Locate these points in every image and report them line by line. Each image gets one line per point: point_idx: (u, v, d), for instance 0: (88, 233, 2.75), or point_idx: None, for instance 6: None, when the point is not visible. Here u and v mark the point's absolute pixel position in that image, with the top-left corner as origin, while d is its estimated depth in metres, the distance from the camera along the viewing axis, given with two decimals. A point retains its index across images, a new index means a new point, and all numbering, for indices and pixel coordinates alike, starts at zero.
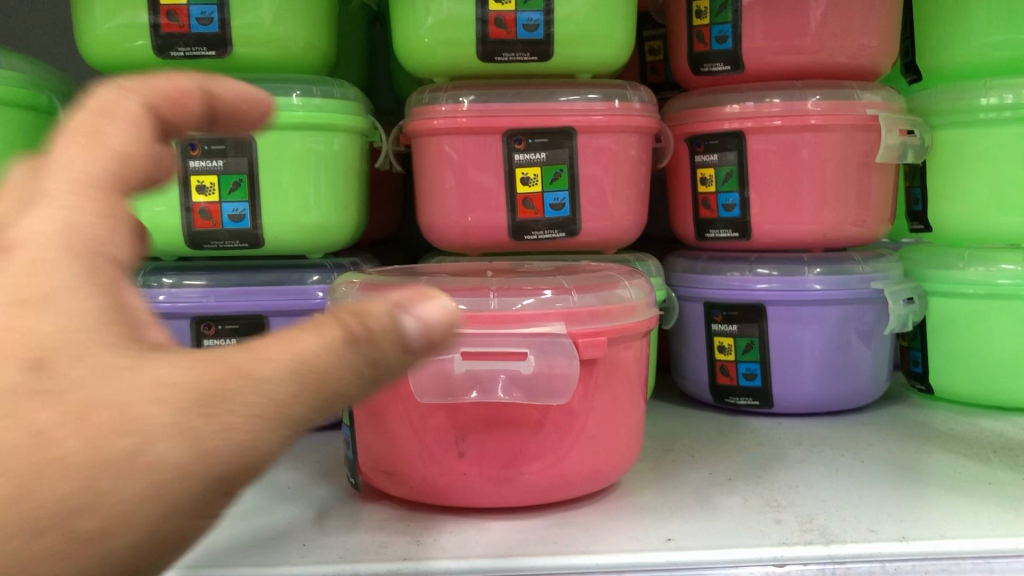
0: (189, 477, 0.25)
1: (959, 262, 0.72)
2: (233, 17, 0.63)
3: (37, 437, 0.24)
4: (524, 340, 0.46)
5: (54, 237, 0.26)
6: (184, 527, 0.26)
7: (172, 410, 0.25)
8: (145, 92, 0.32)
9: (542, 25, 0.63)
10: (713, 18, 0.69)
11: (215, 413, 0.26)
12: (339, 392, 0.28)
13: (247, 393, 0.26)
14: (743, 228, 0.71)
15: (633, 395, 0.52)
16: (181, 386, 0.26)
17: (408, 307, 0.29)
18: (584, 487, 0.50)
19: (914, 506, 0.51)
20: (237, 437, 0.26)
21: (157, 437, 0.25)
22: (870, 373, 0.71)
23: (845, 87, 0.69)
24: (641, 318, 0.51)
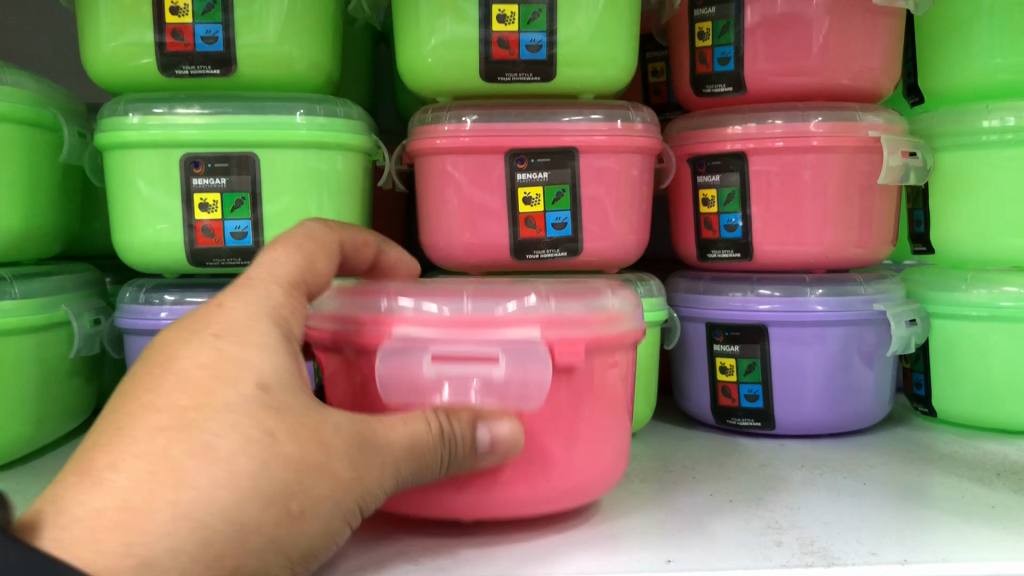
0: (348, 499, 0.40)
1: (962, 284, 0.72)
2: (238, 36, 0.63)
3: (268, 436, 0.38)
4: (498, 344, 0.45)
5: (271, 313, 0.43)
6: (337, 532, 0.41)
7: (347, 443, 0.40)
8: (325, 237, 0.50)
9: (545, 45, 0.64)
10: (715, 40, 0.69)
11: (366, 455, 0.41)
12: (436, 462, 0.43)
13: (385, 450, 0.42)
14: (745, 249, 0.71)
15: (616, 410, 0.50)
16: (347, 430, 0.41)
17: (491, 424, 0.44)
18: (562, 503, 0.49)
19: (916, 529, 0.50)
20: (375, 476, 0.41)
21: (336, 457, 0.40)
22: (872, 396, 0.71)
23: (848, 108, 0.69)
24: (622, 325, 0.49)
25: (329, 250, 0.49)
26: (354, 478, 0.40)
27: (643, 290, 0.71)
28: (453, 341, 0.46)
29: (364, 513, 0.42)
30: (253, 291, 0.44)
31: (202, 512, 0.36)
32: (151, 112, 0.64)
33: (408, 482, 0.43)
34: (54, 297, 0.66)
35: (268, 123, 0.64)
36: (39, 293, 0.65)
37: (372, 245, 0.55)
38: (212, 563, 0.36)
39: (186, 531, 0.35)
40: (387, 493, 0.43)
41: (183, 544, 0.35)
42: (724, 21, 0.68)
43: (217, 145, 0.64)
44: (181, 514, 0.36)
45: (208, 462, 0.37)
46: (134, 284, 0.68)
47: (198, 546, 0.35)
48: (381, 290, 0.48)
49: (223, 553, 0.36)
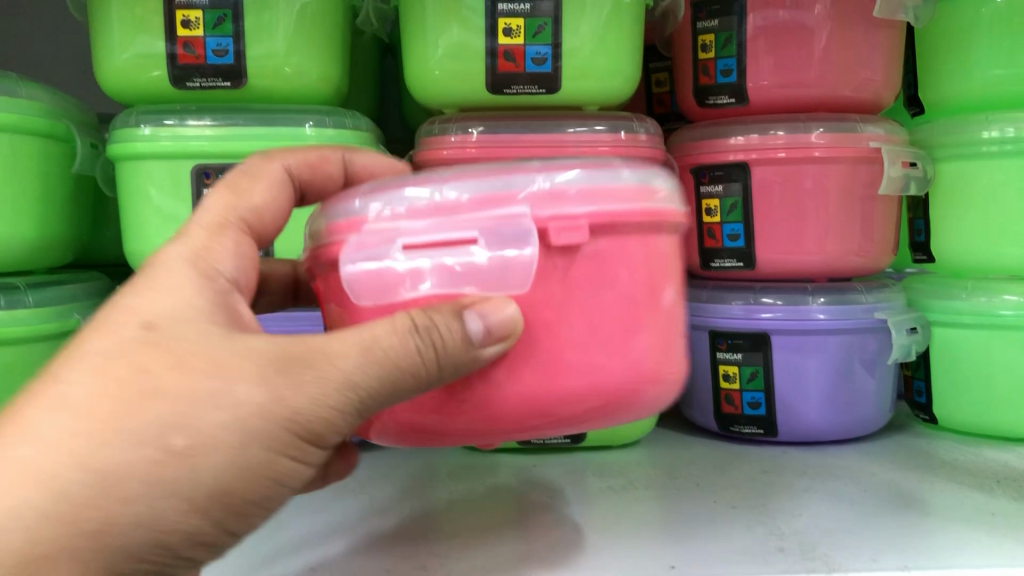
0: (272, 422, 0.38)
1: (962, 293, 0.73)
2: (248, 48, 0.64)
3: (143, 381, 0.37)
4: (474, 226, 0.39)
5: (179, 256, 0.42)
6: (269, 463, 0.39)
7: (258, 369, 0.38)
8: (261, 172, 0.49)
9: (551, 58, 0.65)
10: (718, 52, 0.70)
11: (291, 374, 0.38)
12: (400, 373, 0.38)
13: (316, 364, 0.38)
14: (748, 257, 0.71)
15: (650, 311, 0.41)
16: (265, 352, 0.38)
17: (480, 310, 0.37)
18: (596, 411, 0.41)
19: (917, 535, 0.51)
20: (309, 396, 0.38)
21: (238, 382, 0.37)
22: (874, 403, 0.72)
23: (848, 120, 0.70)
24: (654, 203, 0.41)
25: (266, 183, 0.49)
26: (276, 397, 0.38)
27: None
28: (432, 228, 0.40)
29: (307, 445, 0.40)
30: (180, 236, 0.44)
31: (51, 464, 0.36)
32: (162, 123, 0.65)
33: (378, 403, 0.40)
34: (68, 305, 0.67)
35: (277, 134, 0.65)
36: (53, 301, 0.66)
37: (334, 157, 0.54)
38: (69, 516, 0.36)
39: (31, 484, 0.36)
40: (347, 413, 0.39)
41: (33, 501, 0.36)
42: (727, 34, 0.69)
43: (227, 156, 0.65)
44: (32, 467, 0.36)
45: (61, 413, 0.37)
46: None
47: (48, 498, 0.36)
48: (368, 188, 0.43)
49: (83, 505, 0.36)
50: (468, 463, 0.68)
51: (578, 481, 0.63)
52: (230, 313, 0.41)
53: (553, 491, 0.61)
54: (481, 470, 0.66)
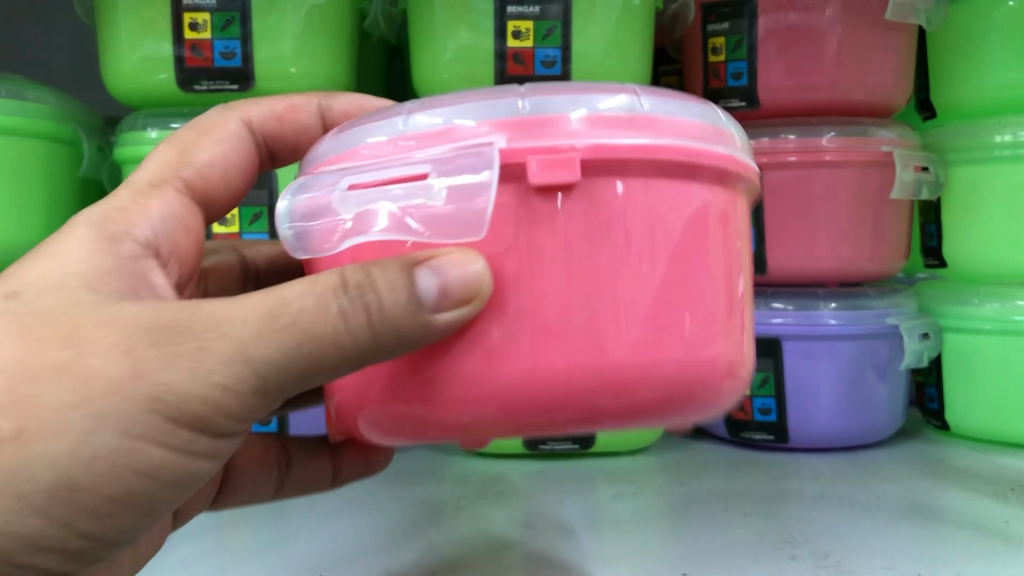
0: (130, 403, 0.32)
1: (974, 298, 0.72)
2: (256, 51, 0.64)
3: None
4: (428, 160, 0.30)
5: (104, 215, 0.41)
6: (129, 452, 0.33)
7: (116, 340, 0.32)
8: (210, 131, 0.49)
9: (560, 61, 0.64)
10: (729, 54, 0.69)
11: (172, 343, 0.32)
12: (320, 344, 0.31)
13: (210, 330, 0.32)
14: (758, 262, 0.71)
15: (697, 278, 0.31)
16: (145, 317, 0.32)
17: (434, 264, 0.30)
18: (612, 408, 0.31)
19: (931, 542, 0.51)
20: (185, 370, 0.32)
21: (92, 355, 0.32)
22: (885, 409, 0.71)
23: (860, 123, 0.70)
24: (702, 141, 0.31)
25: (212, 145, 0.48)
26: (139, 374, 0.32)
27: None
28: (387, 165, 0.31)
29: (183, 429, 0.33)
30: (110, 195, 0.43)
31: None
32: (169, 127, 0.66)
33: (298, 380, 0.33)
34: None
35: None
36: None
37: (305, 105, 0.54)
38: None
39: None
40: (252, 389, 0.33)
41: None
42: (737, 37, 0.68)
43: None
44: None
45: None
46: None
47: None
48: (355, 122, 0.35)
49: None
50: (476, 472, 0.67)
51: (586, 488, 0.63)
52: (120, 282, 0.37)
53: (561, 498, 0.60)
54: (490, 476, 0.66)
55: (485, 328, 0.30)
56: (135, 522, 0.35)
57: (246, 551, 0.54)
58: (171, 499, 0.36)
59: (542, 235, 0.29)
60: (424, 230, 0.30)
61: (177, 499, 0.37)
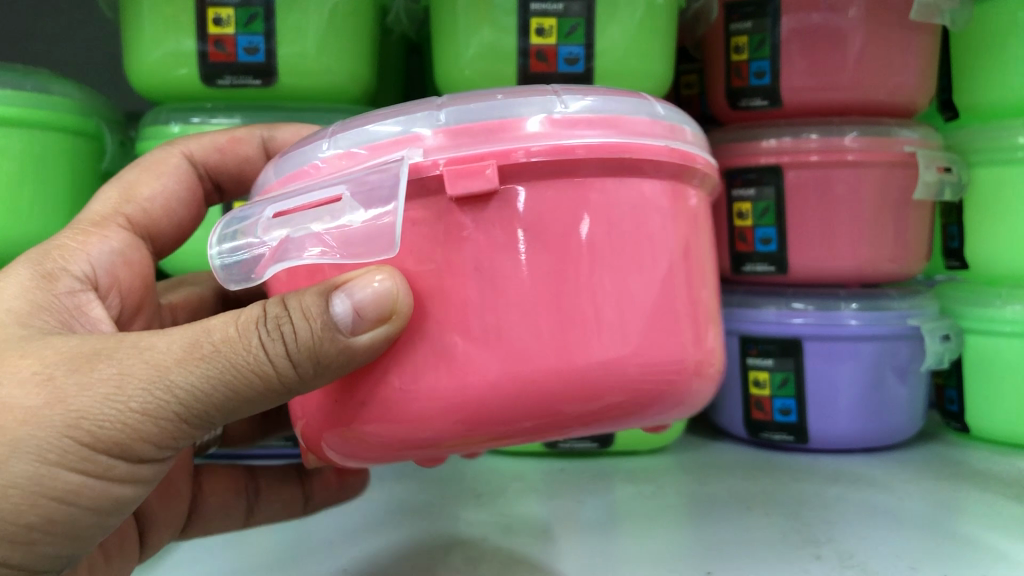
0: (47, 430, 0.35)
1: (996, 300, 0.72)
2: (279, 47, 0.64)
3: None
4: (344, 178, 0.35)
5: (48, 250, 0.46)
6: (47, 476, 0.36)
7: (36, 369, 0.36)
8: (154, 167, 0.55)
9: (583, 59, 0.64)
10: (752, 54, 0.69)
11: (91, 368, 0.36)
12: (245, 370, 0.36)
13: (129, 357, 0.36)
14: (781, 262, 0.71)
15: (634, 277, 0.35)
16: (65, 352, 0.37)
17: (353, 289, 0.34)
18: (570, 410, 0.35)
19: (954, 543, 0.50)
20: (102, 395, 0.35)
21: (16, 383, 0.36)
22: (905, 411, 0.71)
23: (882, 124, 0.70)
24: (632, 138, 0.35)
25: (162, 178, 0.54)
26: (56, 402, 0.35)
27: None
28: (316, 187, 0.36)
29: (102, 457, 0.37)
30: (56, 233, 0.48)
31: None
32: (190, 121, 0.67)
33: (220, 402, 0.37)
34: None
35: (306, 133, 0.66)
36: None
37: (248, 138, 0.58)
38: None
39: None
40: (180, 420, 0.37)
41: None
42: (760, 36, 0.68)
43: None
44: None
45: None
46: None
47: None
48: (308, 138, 0.39)
49: None
50: (494, 470, 0.67)
51: (606, 487, 0.62)
52: (52, 313, 0.41)
53: (580, 497, 0.60)
54: (509, 474, 0.66)
55: (437, 341, 0.35)
56: (61, 549, 0.38)
57: (266, 559, 0.52)
58: (95, 527, 0.39)
59: (496, 264, 0.34)
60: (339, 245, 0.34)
61: (99, 528, 0.39)
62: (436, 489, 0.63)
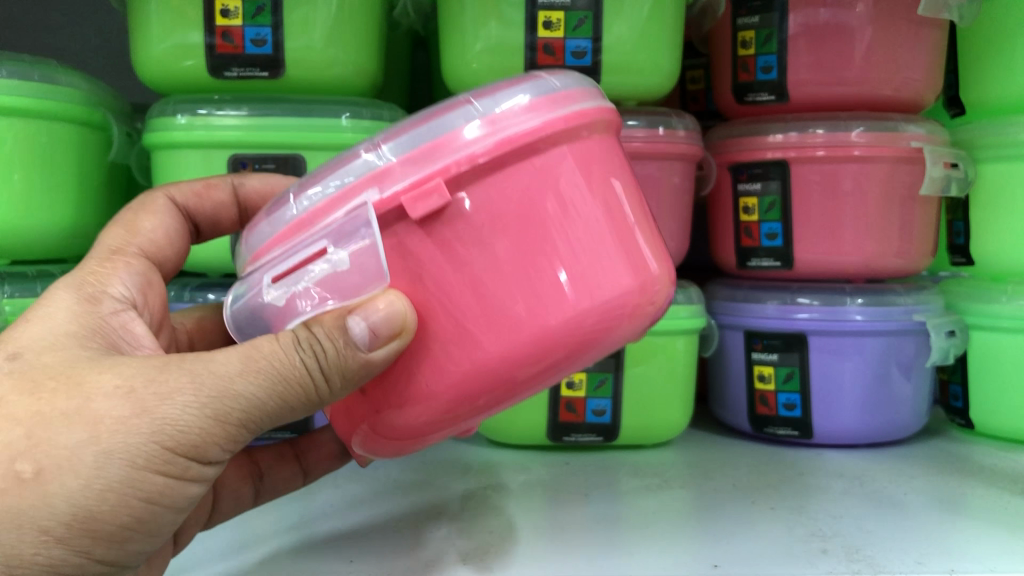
0: (135, 438, 0.36)
1: (1000, 297, 0.72)
2: (286, 39, 0.64)
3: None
4: (316, 235, 0.36)
5: (84, 279, 0.46)
6: (138, 481, 0.37)
7: (116, 383, 0.37)
8: (141, 209, 0.53)
9: (591, 53, 0.64)
10: (758, 48, 0.69)
11: (164, 381, 0.37)
12: (290, 384, 0.37)
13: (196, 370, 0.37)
14: (786, 257, 0.71)
15: (581, 246, 0.35)
16: (137, 366, 0.37)
17: (359, 310, 0.36)
18: (548, 369, 0.37)
19: (959, 539, 0.50)
20: (179, 405, 0.37)
21: (100, 395, 0.36)
22: (910, 407, 0.71)
23: (891, 119, 0.69)
24: (537, 115, 0.36)
25: (152, 221, 0.52)
26: (141, 412, 0.36)
27: (683, 296, 0.69)
28: (291, 246, 0.37)
29: (181, 463, 0.38)
30: (82, 262, 0.48)
31: None
32: (197, 113, 0.65)
33: (276, 410, 0.38)
34: None
35: (313, 124, 0.65)
36: None
37: (221, 185, 0.56)
38: None
39: None
40: (242, 426, 0.38)
41: None
42: (767, 31, 0.68)
43: (260, 147, 0.66)
44: None
45: None
46: (178, 283, 0.69)
47: None
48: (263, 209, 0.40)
49: None
50: (498, 461, 0.67)
51: (611, 480, 0.62)
52: (98, 338, 0.41)
53: (585, 490, 0.60)
54: (513, 466, 0.66)
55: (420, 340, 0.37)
56: (145, 544, 0.40)
57: (272, 542, 0.53)
58: (174, 521, 0.40)
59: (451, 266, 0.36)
60: (342, 295, 0.36)
61: (177, 520, 0.41)
62: (441, 480, 0.63)
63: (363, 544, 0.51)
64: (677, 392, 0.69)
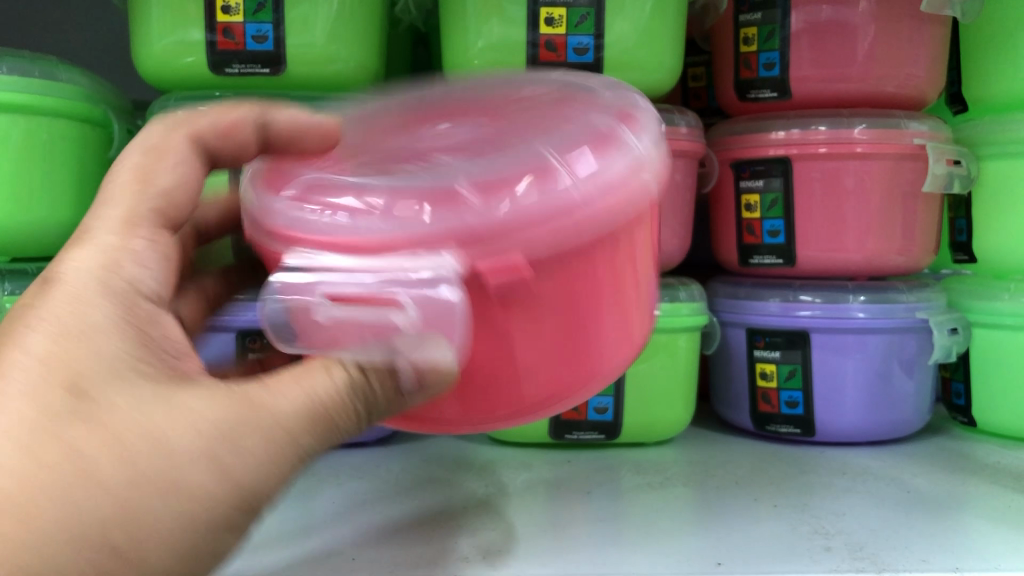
0: (214, 505, 0.33)
1: (1003, 294, 0.72)
2: (287, 36, 0.63)
3: (77, 465, 0.32)
4: (391, 279, 0.31)
5: (82, 264, 0.37)
6: (211, 544, 0.34)
7: (204, 446, 0.33)
8: (176, 143, 0.41)
9: (593, 49, 0.64)
10: (760, 45, 0.69)
11: (239, 441, 0.34)
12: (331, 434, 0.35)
13: (263, 423, 0.34)
14: (788, 254, 0.71)
15: (601, 322, 0.36)
16: (213, 420, 0.33)
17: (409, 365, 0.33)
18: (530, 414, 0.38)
19: (964, 537, 0.50)
20: (249, 466, 0.34)
21: (187, 458, 0.33)
22: (912, 404, 0.71)
23: (893, 116, 0.69)
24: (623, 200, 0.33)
25: (184, 161, 0.41)
26: (222, 475, 0.33)
27: (685, 293, 0.69)
28: (351, 275, 0.31)
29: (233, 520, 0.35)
30: None
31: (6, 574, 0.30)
32: (198, 110, 0.65)
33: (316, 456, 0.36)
34: None
35: None
36: None
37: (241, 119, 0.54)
38: None
39: None
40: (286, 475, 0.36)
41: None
42: (770, 27, 0.68)
43: None
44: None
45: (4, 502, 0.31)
46: None
47: None
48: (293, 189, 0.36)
49: None
50: (500, 458, 0.67)
51: (613, 477, 0.62)
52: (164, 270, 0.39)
53: (587, 487, 0.60)
54: (515, 463, 0.66)
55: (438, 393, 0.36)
56: None
57: (274, 536, 0.53)
58: None
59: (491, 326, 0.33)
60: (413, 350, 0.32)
61: None
62: (443, 478, 0.63)
63: (366, 543, 0.51)
64: (679, 389, 0.69)
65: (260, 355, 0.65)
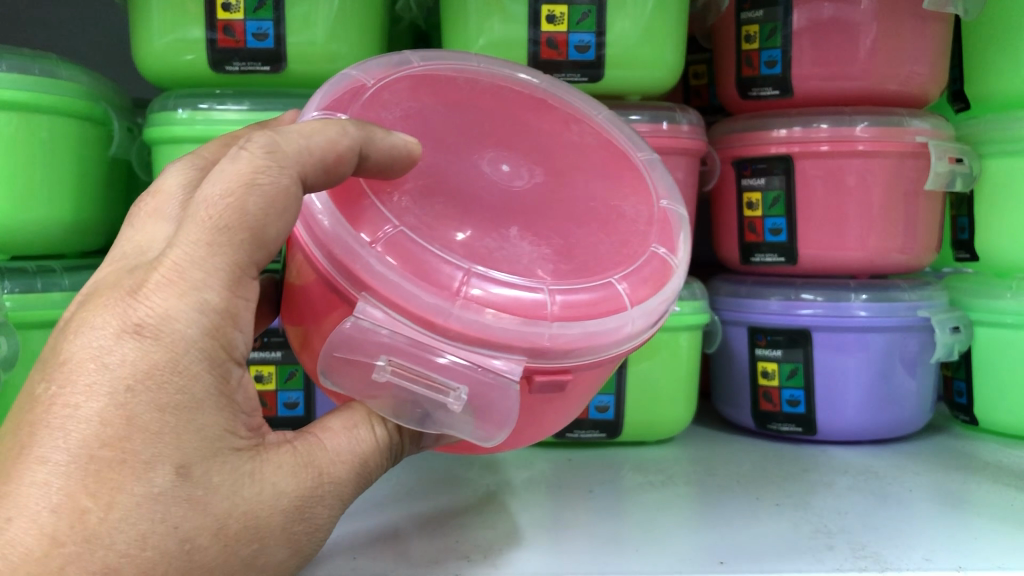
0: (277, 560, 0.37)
1: (1005, 293, 0.72)
2: (288, 33, 0.63)
3: (184, 546, 0.33)
4: (465, 376, 0.35)
5: (167, 313, 0.34)
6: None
7: (284, 521, 0.37)
8: (288, 193, 0.35)
9: (594, 47, 0.64)
10: (762, 42, 0.68)
11: (307, 511, 0.37)
12: (364, 483, 0.40)
13: (328, 490, 0.38)
14: (789, 252, 0.70)
15: (572, 400, 0.42)
16: (291, 492, 0.37)
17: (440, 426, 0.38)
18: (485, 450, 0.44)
19: (968, 536, 0.50)
20: (310, 527, 0.38)
21: (273, 534, 0.36)
22: (914, 404, 0.71)
23: (895, 114, 0.69)
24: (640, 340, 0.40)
25: (290, 207, 0.36)
26: (287, 538, 0.37)
27: (687, 292, 0.69)
28: (434, 357, 0.35)
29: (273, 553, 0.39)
30: (160, 180, 0.43)
31: None
32: (198, 108, 0.65)
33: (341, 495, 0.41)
34: None
35: None
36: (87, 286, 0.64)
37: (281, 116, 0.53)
38: None
39: None
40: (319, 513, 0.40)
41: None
42: (771, 25, 0.68)
43: None
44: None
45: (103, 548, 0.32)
46: None
47: None
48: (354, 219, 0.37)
49: None
50: (504, 458, 0.67)
51: (614, 476, 0.62)
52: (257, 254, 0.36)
53: (589, 485, 0.60)
54: (517, 462, 0.66)
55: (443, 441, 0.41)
56: None
57: None
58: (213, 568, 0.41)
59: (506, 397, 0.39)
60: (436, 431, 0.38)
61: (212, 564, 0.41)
62: (444, 476, 0.63)
63: (366, 541, 0.51)
64: (680, 386, 0.69)
65: (260, 353, 0.64)
